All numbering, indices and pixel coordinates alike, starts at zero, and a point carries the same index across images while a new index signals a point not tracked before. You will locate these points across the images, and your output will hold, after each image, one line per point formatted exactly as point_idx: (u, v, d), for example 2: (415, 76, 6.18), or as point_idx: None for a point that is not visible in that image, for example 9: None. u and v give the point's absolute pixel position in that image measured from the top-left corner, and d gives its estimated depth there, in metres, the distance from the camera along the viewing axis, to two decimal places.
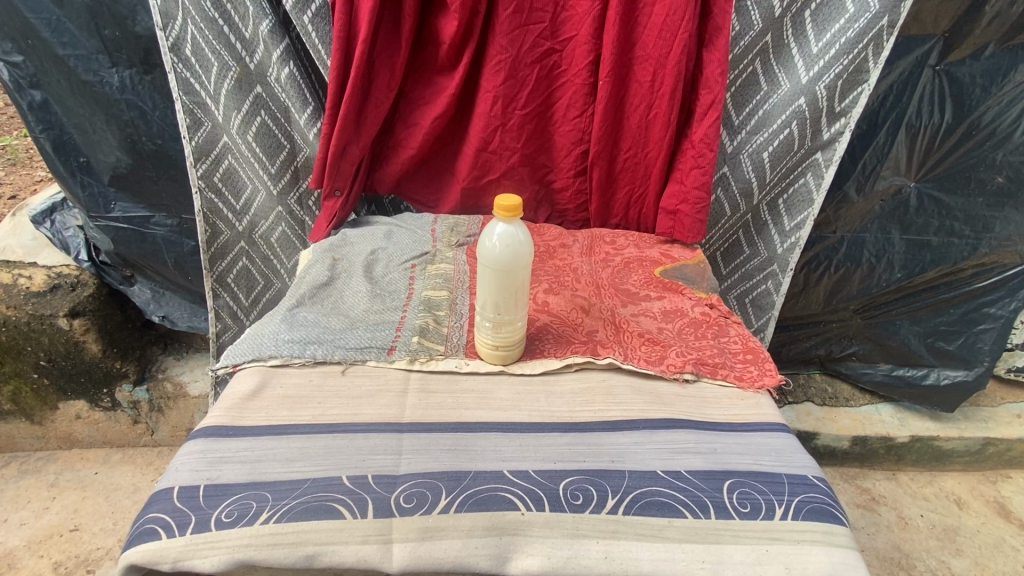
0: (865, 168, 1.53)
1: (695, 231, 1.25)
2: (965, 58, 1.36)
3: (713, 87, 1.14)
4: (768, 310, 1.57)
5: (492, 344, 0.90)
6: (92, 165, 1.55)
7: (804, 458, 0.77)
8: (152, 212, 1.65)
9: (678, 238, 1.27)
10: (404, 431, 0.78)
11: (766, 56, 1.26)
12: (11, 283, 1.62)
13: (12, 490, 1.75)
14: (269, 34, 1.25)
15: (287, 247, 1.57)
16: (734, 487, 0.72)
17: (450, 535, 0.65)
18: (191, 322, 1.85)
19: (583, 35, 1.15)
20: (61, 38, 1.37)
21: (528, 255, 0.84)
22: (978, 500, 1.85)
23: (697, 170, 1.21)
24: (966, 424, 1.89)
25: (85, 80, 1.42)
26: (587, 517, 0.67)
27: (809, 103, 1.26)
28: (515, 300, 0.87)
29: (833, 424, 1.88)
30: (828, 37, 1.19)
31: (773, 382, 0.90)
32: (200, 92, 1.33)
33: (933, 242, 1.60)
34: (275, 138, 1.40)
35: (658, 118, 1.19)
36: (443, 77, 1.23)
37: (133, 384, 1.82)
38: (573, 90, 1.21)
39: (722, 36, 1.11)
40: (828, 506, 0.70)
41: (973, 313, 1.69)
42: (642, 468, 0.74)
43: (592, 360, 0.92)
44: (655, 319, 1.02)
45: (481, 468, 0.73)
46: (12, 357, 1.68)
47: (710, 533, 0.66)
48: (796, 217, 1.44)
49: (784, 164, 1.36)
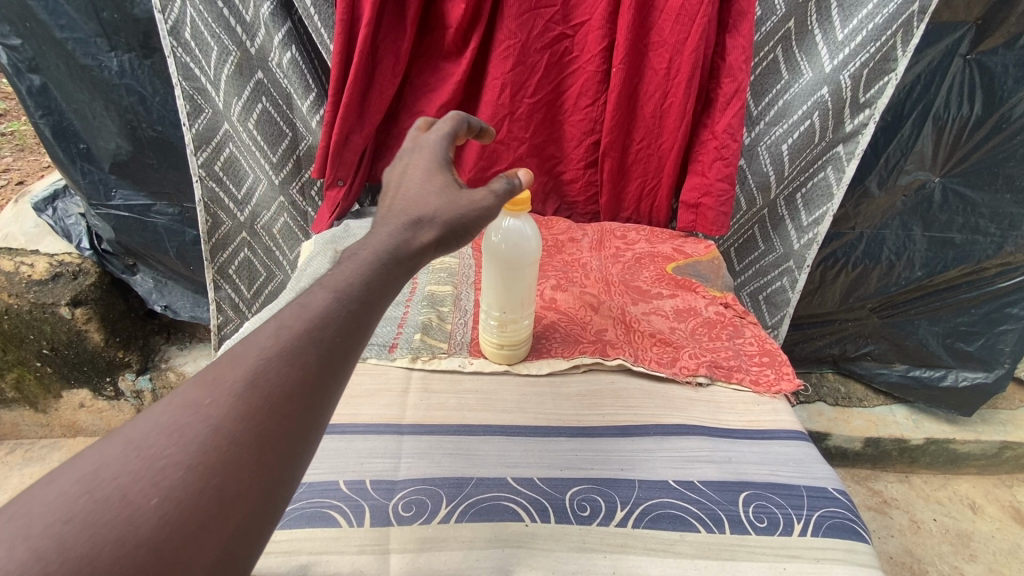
0: (888, 162, 1.47)
1: (718, 224, 1.20)
2: (997, 47, 1.28)
3: (738, 75, 1.09)
4: (784, 307, 1.54)
5: (501, 344, 0.86)
6: (93, 151, 1.52)
7: (825, 470, 0.73)
8: (153, 200, 1.63)
9: (700, 232, 1.22)
10: (403, 433, 0.75)
11: (787, 44, 1.20)
12: (13, 271, 1.59)
13: (15, 478, 1.75)
14: (270, 17, 1.20)
15: (289, 238, 1.56)
16: (749, 500, 0.68)
17: (449, 546, 0.61)
18: (194, 312, 1.85)
19: (596, 19, 1.09)
20: (58, 21, 1.33)
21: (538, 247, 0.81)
22: (993, 505, 1.80)
23: (720, 162, 1.16)
24: (983, 427, 1.84)
25: (83, 64, 1.39)
26: (594, 530, 0.64)
27: (832, 93, 1.20)
28: (524, 297, 0.83)
29: (845, 425, 1.84)
30: (854, 23, 1.12)
31: (790, 388, 0.86)
32: (201, 77, 1.29)
33: (955, 239, 1.54)
34: (276, 126, 1.36)
35: (673, 107, 1.14)
36: (449, 63, 1.18)
37: (135, 374, 1.81)
38: (585, 78, 1.16)
39: (747, 21, 1.05)
40: (851, 522, 0.66)
41: (994, 313, 1.63)
42: (652, 478, 0.71)
43: (601, 362, 0.88)
44: (666, 318, 0.99)
45: (483, 475, 0.70)
46: (15, 346, 1.67)
47: (724, 549, 0.63)
48: (814, 212, 1.38)
49: (803, 157, 1.31)
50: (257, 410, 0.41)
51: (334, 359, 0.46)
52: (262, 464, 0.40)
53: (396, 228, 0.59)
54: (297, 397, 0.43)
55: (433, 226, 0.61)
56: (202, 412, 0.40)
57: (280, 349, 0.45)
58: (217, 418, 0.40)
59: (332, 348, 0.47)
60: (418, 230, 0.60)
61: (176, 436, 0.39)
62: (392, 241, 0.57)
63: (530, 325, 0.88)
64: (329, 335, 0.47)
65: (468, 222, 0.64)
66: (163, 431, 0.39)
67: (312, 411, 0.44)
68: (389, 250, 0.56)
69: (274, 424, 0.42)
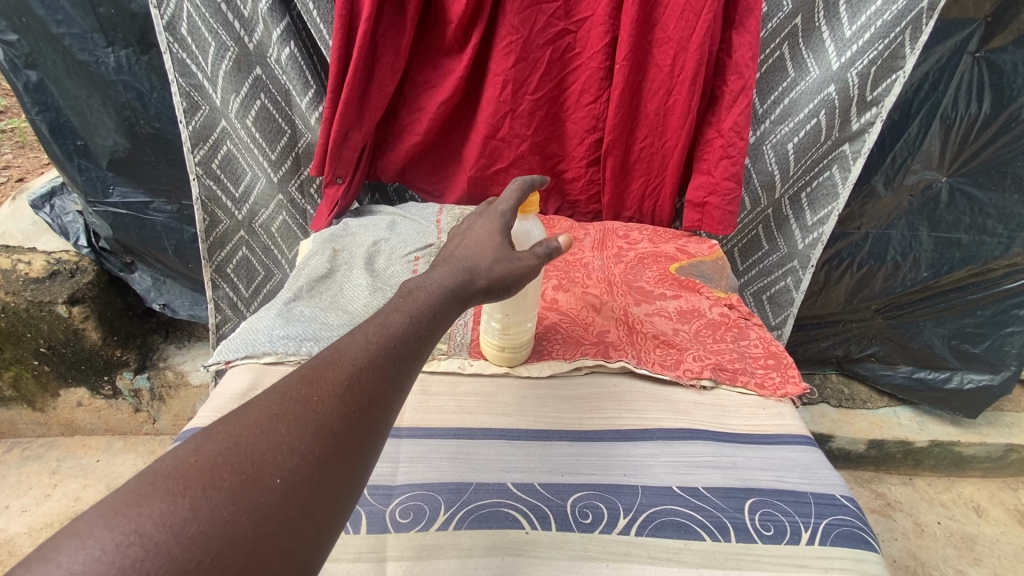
0: (895, 161, 1.45)
1: (725, 223, 1.18)
2: (1007, 44, 1.26)
3: (744, 72, 1.07)
4: (788, 307, 1.53)
5: (502, 350, 0.85)
6: (90, 148, 1.51)
7: (832, 476, 0.71)
8: (151, 198, 1.61)
9: (706, 231, 1.21)
10: (401, 437, 0.73)
11: (794, 41, 1.18)
12: (10, 269, 1.58)
13: (12, 477, 1.74)
14: (268, 12, 1.19)
15: (288, 237, 1.54)
16: (755, 507, 0.66)
17: (447, 554, 0.60)
18: (192, 311, 1.83)
19: (600, 15, 1.08)
20: (55, 16, 1.32)
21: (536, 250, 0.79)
22: (998, 508, 1.78)
23: (726, 160, 1.14)
24: (988, 429, 1.82)
25: (80, 60, 1.37)
26: (596, 538, 0.62)
27: (838, 91, 1.19)
28: (524, 302, 0.82)
29: (849, 427, 1.82)
30: (862, 20, 1.10)
31: (796, 391, 0.84)
32: (198, 74, 1.27)
33: (962, 240, 1.52)
34: (275, 123, 1.35)
35: (678, 104, 1.12)
36: (450, 60, 1.17)
37: (133, 373, 1.80)
38: (587, 75, 1.14)
39: (753, 17, 1.03)
40: (859, 530, 0.65)
41: (1000, 315, 1.61)
42: (655, 484, 0.69)
43: (603, 364, 0.86)
44: (670, 319, 0.97)
45: (482, 480, 0.68)
46: (12, 344, 1.66)
47: (729, 558, 0.61)
48: (819, 212, 1.37)
49: (809, 156, 1.29)
50: (343, 451, 0.47)
51: (392, 402, 0.52)
52: (345, 501, 0.46)
53: (454, 271, 0.67)
54: (371, 439, 0.49)
55: (482, 284, 0.67)
56: (293, 449, 0.45)
57: (349, 391, 0.50)
58: (306, 458, 0.45)
59: (393, 392, 0.53)
60: (472, 283, 0.66)
61: (268, 474, 0.43)
62: (448, 293, 0.64)
63: (532, 326, 0.87)
64: (390, 379, 0.53)
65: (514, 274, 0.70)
66: (255, 470, 0.43)
67: (380, 446, 0.50)
68: (446, 301, 0.63)
69: (353, 462, 0.47)
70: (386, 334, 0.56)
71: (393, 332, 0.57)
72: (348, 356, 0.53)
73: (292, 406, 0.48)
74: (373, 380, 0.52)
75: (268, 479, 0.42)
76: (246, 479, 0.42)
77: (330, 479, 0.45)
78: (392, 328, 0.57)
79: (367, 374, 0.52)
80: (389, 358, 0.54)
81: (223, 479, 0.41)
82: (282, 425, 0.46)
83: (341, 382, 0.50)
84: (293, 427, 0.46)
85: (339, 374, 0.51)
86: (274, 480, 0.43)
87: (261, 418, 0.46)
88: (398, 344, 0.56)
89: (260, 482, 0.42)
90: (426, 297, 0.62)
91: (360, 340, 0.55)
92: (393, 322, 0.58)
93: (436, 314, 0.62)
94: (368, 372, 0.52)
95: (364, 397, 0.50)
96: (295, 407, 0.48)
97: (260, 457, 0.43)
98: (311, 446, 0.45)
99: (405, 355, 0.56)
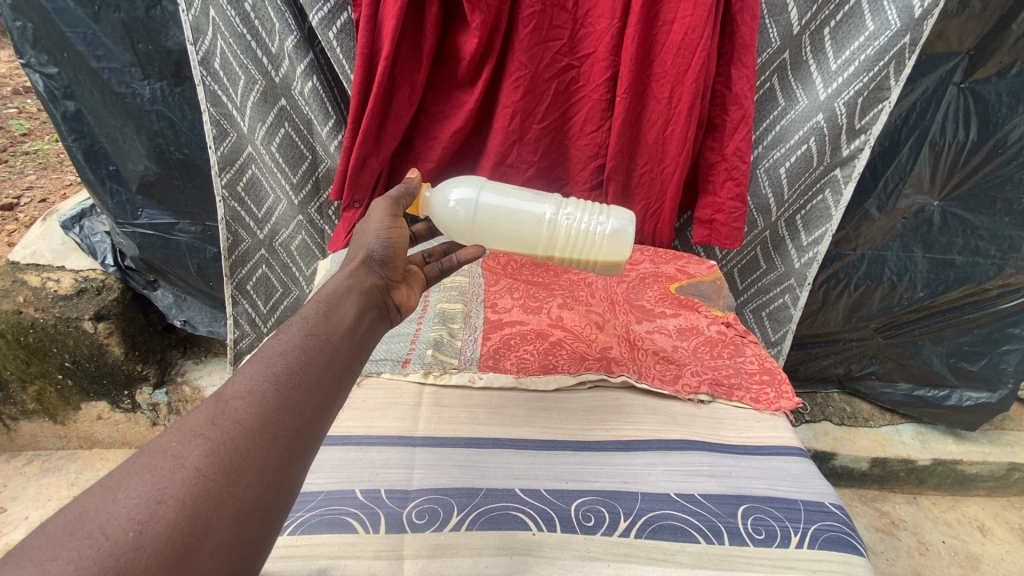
0: (887, 186, 1.50)
1: (732, 239, 1.25)
2: (989, 76, 1.32)
3: (743, 103, 1.15)
4: (786, 324, 1.58)
5: (597, 261, 0.93)
6: (121, 173, 1.60)
7: (822, 485, 0.76)
8: (176, 219, 1.70)
9: (715, 244, 1.28)
10: (416, 445, 0.78)
11: (783, 73, 1.25)
12: (40, 287, 1.65)
13: (32, 488, 1.79)
14: (293, 49, 1.27)
15: (306, 255, 1.63)
16: (748, 513, 0.71)
17: (461, 553, 0.65)
18: (211, 327, 1.92)
19: (601, 51, 1.15)
20: (95, 52, 1.41)
21: (473, 197, 0.92)
22: (1003, 528, 1.79)
23: (730, 182, 1.22)
24: (990, 448, 1.84)
25: (117, 92, 1.46)
26: (598, 540, 0.67)
27: (827, 120, 1.25)
28: (524, 222, 0.92)
29: (851, 445, 1.84)
30: (846, 54, 1.17)
31: (790, 406, 0.88)
32: (227, 104, 1.36)
33: (956, 261, 1.57)
34: (298, 149, 1.44)
35: (676, 134, 1.18)
36: (462, 93, 1.25)
37: (152, 388, 1.88)
38: (590, 105, 1.22)
39: (750, 54, 1.11)
40: (846, 535, 0.69)
41: (997, 333, 1.65)
42: (654, 491, 0.74)
43: (605, 378, 0.91)
44: (670, 336, 1.02)
45: (493, 485, 0.73)
46: (38, 359, 1.71)
47: (723, 560, 0.66)
48: (813, 232, 1.43)
49: (803, 181, 1.35)
50: (231, 481, 0.44)
51: (284, 425, 0.50)
52: (228, 542, 0.43)
53: (333, 289, 0.68)
54: (258, 468, 0.46)
55: (352, 264, 0.74)
56: (164, 491, 0.42)
57: (223, 423, 0.47)
58: (167, 504, 0.41)
59: (279, 417, 0.50)
60: (353, 277, 0.72)
61: (118, 530, 0.39)
62: (322, 285, 0.70)
63: (569, 203, 0.95)
64: (274, 401, 0.51)
65: (370, 288, 0.72)
66: (102, 528, 0.39)
67: (271, 474, 0.47)
68: (327, 312, 0.64)
69: (242, 493, 0.45)
70: (269, 357, 0.54)
71: (278, 353, 0.55)
72: (224, 392, 0.51)
73: (153, 453, 0.44)
74: (250, 407, 0.49)
75: (119, 534, 0.39)
76: (90, 541, 0.38)
77: (216, 512, 0.43)
78: (277, 351, 0.55)
79: (243, 403, 0.50)
80: (272, 381, 0.52)
81: (63, 546, 0.37)
82: (142, 475, 0.42)
83: (214, 416, 0.48)
84: (151, 476, 0.42)
85: (210, 409, 0.48)
86: (126, 534, 0.39)
87: (116, 474, 0.43)
88: (283, 365, 0.54)
89: (109, 541, 0.38)
90: (316, 309, 0.63)
91: (239, 372, 0.53)
92: (281, 344, 0.57)
93: (330, 324, 0.62)
94: (245, 402, 0.50)
95: (241, 426, 0.48)
96: (157, 453, 0.44)
97: (110, 513, 0.40)
98: (176, 490, 0.42)
99: (293, 376, 0.54)
